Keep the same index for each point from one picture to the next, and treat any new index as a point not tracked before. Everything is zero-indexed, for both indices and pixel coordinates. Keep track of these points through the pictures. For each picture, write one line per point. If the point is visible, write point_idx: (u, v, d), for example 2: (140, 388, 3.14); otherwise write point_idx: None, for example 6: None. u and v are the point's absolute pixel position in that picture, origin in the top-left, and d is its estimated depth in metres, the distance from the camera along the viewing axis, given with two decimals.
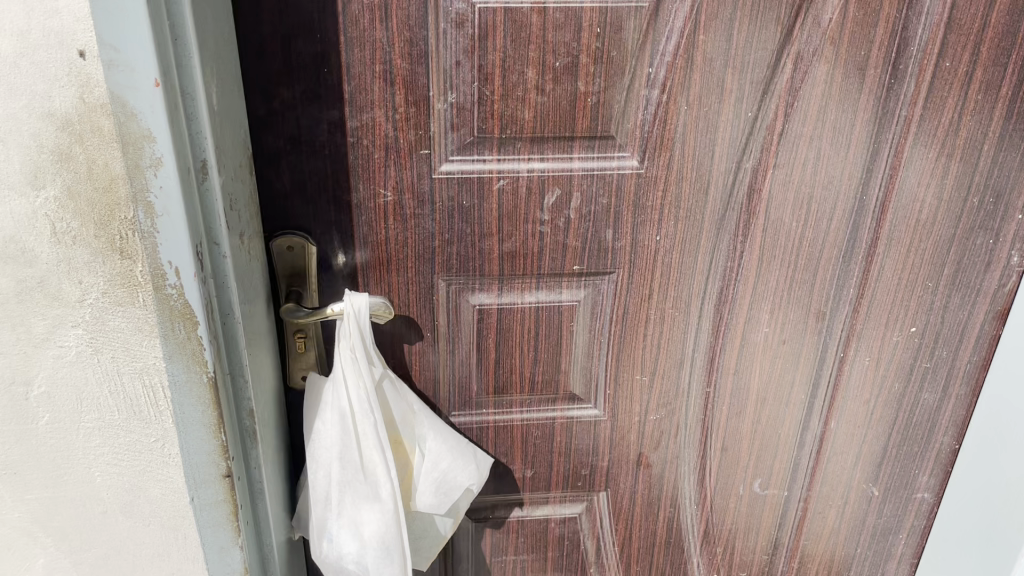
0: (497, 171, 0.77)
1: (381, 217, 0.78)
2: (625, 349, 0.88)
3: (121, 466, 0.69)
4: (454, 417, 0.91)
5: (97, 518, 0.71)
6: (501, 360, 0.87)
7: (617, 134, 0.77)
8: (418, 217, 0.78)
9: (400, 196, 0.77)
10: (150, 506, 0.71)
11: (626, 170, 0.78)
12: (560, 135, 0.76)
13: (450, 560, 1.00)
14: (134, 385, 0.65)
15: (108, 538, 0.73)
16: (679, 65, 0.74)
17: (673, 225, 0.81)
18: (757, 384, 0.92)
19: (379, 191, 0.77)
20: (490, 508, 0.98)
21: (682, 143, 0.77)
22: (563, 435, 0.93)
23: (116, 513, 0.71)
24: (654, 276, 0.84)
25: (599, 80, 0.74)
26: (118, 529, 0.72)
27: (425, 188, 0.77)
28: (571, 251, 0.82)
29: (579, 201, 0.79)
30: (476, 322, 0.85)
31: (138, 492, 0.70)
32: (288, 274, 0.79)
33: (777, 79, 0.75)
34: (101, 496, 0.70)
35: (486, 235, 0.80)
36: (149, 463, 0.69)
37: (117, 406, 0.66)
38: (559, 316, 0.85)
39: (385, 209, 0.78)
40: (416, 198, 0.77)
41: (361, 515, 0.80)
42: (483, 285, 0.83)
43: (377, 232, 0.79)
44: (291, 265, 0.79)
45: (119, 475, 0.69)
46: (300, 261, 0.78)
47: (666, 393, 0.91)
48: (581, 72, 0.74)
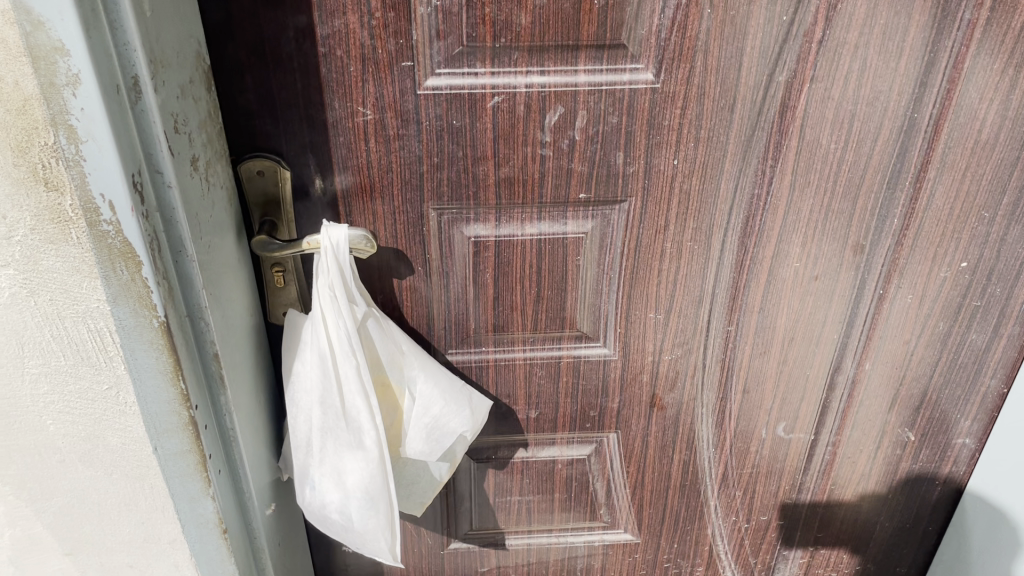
0: (490, 86, 0.68)
1: (361, 139, 0.70)
2: (637, 285, 0.80)
3: (74, 414, 0.63)
4: (451, 355, 0.84)
5: (55, 468, 0.66)
6: (500, 296, 0.80)
7: (629, 42, 0.66)
8: (403, 138, 0.70)
9: (382, 115, 0.68)
10: (112, 455, 0.66)
11: (639, 85, 0.68)
12: (563, 44, 0.66)
13: (451, 499, 0.95)
14: (78, 329, 0.58)
15: (69, 488, 0.67)
16: None
17: (693, 148, 0.71)
18: (785, 323, 0.83)
19: (357, 109, 0.68)
20: (493, 449, 0.92)
21: (704, 54, 0.67)
22: (569, 375, 0.86)
23: (75, 462, 0.66)
24: (670, 205, 0.75)
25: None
26: (80, 479, 0.67)
27: (409, 105, 0.68)
28: (577, 177, 0.73)
29: (585, 120, 0.70)
30: (472, 255, 0.77)
31: (96, 441, 0.65)
32: (261, 199, 0.72)
33: None
34: (58, 445, 0.65)
35: (481, 159, 0.72)
36: (105, 412, 0.63)
37: (63, 352, 0.60)
38: (564, 248, 0.77)
39: (365, 130, 0.69)
40: (400, 117, 0.69)
41: (344, 463, 0.74)
42: (479, 215, 0.75)
43: (358, 156, 0.71)
44: (263, 190, 0.71)
45: (73, 423, 0.64)
46: (273, 186, 0.71)
47: (683, 332, 0.83)
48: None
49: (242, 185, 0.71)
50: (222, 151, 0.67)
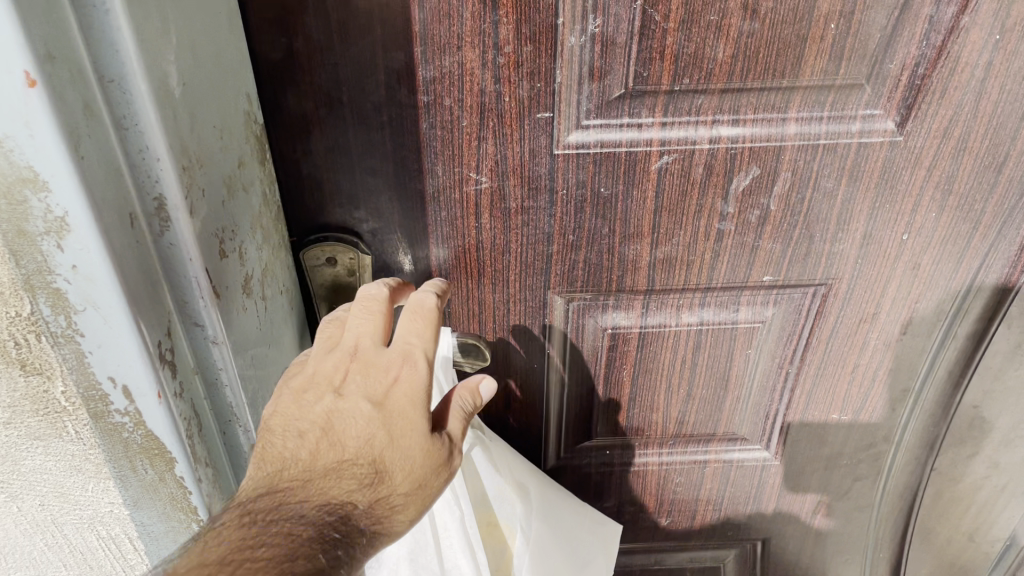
0: (659, 142, 0.47)
1: (471, 214, 0.50)
2: (822, 379, 0.60)
3: None
4: (565, 459, 0.65)
5: None
6: (637, 396, 0.61)
7: (869, 81, 0.45)
8: (529, 211, 0.50)
9: (502, 182, 0.48)
10: None
11: (872, 138, 0.48)
12: (772, 86, 0.45)
13: None
14: (84, 536, 0.40)
15: None
16: None
17: (932, 214, 0.52)
18: (1005, 419, 0.64)
19: (468, 176, 0.48)
20: None
21: (976, 96, 0.46)
22: (715, 481, 0.67)
23: None
24: (885, 290, 0.55)
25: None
26: None
27: (542, 169, 0.48)
28: (763, 257, 0.53)
29: (787, 185, 0.49)
30: (606, 350, 0.58)
31: None
32: (327, 293, 0.52)
33: None
34: None
35: (633, 237, 0.51)
36: None
37: (63, 560, 0.41)
38: (731, 340, 0.58)
39: (477, 201, 0.49)
40: (527, 184, 0.49)
41: None
42: (620, 303, 0.55)
43: (463, 235, 0.50)
44: (331, 282, 0.51)
45: None
46: (347, 276, 0.51)
47: (870, 433, 0.65)
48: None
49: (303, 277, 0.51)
50: (282, 242, 0.47)
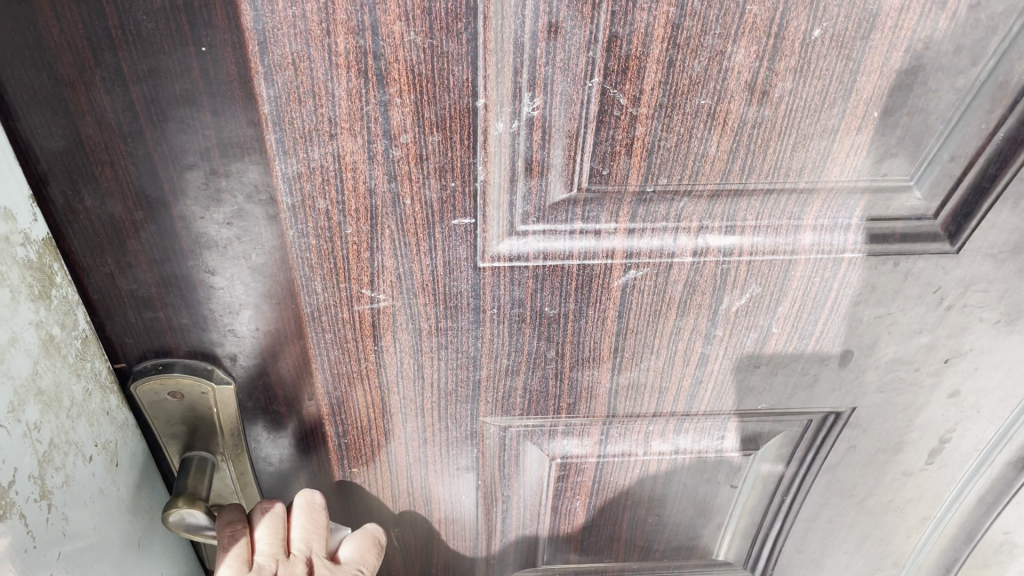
0: (624, 254, 0.34)
1: (366, 336, 0.36)
2: (827, 509, 0.48)
3: None
4: None
5: None
6: (593, 526, 0.48)
7: (919, 180, 0.33)
8: (447, 333, 0.37)
9: (407, 302, 0.35)
10: None
11: (915, 252, 0.35)
12: (783, 188, 0.32)
13: None
14: None
15: None
16: None
17: (986, 339, 0.39)
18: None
19: (359, 294, 0.34)
20: None
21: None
22: None
23: None
24: (914, 421, 0.43)
25: (912, 73, 0.29)
26: None
27: (463, 285, 0.35)
28: (759, 384, 0.40)
29: (796, 305, 0.36)
30: (555, 479, 0.45)
31: None
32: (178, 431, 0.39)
33: None
34: None
35: (588, 362, 0.38)
36: None
37: None
38: (713, 468, 0.45)
39: (376, 322, 0.36)
40: (442, 303, 0.35)
41: None
42: (573, 429, 0.43)
43: (358, 360, 0.37)
44: (181, 419, 0.38)
45: None
46: (199, 408, 0.38)
47: (875, 560, 0.53)
48: (872, 56, 0.28)
49: (141, 417, 0.38)
50: (94, 388, 0.34)
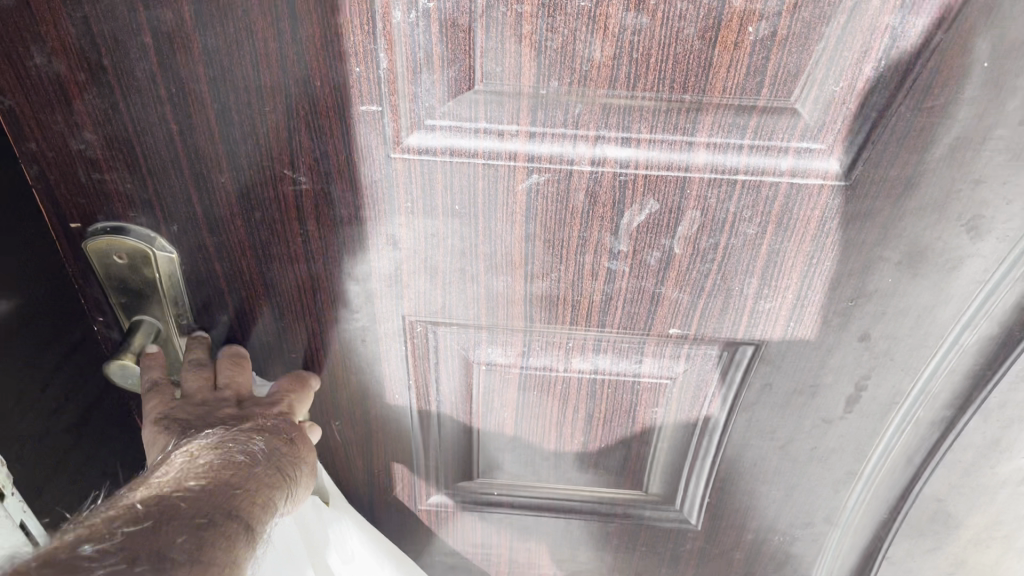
0: (526, 157, 0.36)
1: (292, 218, 0.39)
2: (749, 450, 0.50)
3: None
4: (441, 494, 0.55)
5: None
6: (522, 440, 0.51)
7: (807, 105, 0.34)
8: (367, 223, 0.39)
9: (326, 186, 0.38)
10: None
11: (809, 180, 0.36)
12: (671, 101, 0.34)
13: None
14: None
15: None
16: None
17: (890, 281, 0.40)
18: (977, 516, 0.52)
19: (282, 173, 0.37)
20: None
21: (952, 138, 0.34)
22: (623, 540, 0.57)
23: None
24: (827, 363, 0.44)
25: None
26: None
27: (377, 174, 0.37)
28: (668, 307, 0.42)
29: (696, 225, 0.38)
30: (483, 387, 0.48)
31: None
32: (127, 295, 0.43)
33: None
34: None
35: (501, 266, 0.41)
36: None
37: None
38: (634, 394, 0.47)
39: (300, 205, 0.39)
40: (358, 190, 0.38)
41: None
42: (496, 338, 0.45)
43: (287, 241, 0.40)
44: (132, 280, 0.42)
45: None
46: (145, 275, 0.42)
47: (807, 513, 0.54)
48: None
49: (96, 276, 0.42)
50: None
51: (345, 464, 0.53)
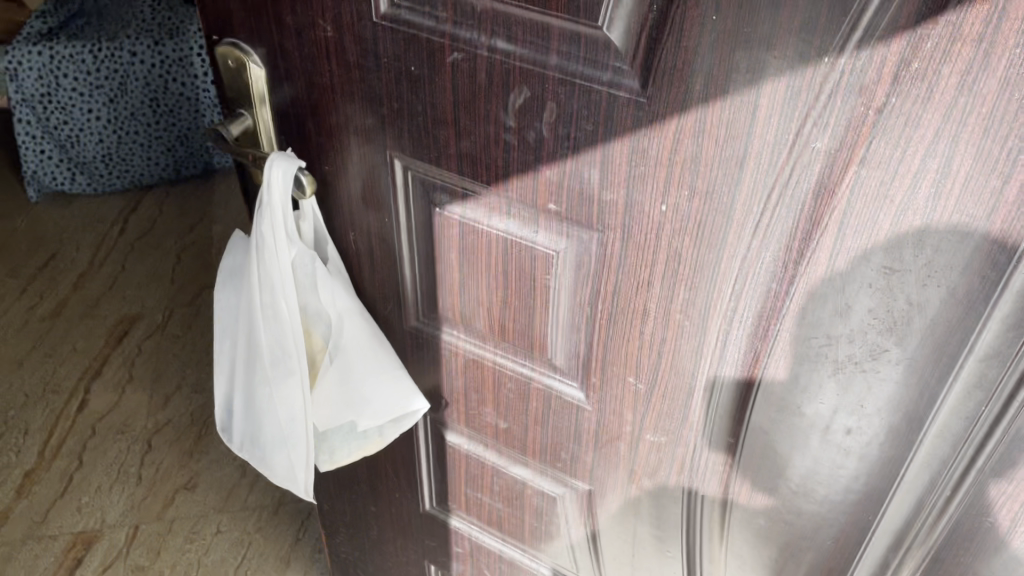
0: (450, 38, 0.59)
1: (325, 54, 0.65)
2: (614, 325, 0.68)
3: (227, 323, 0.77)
4: (420, 324, 0.80)
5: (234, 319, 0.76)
6: (467, 284, 0.73)
7: (614, 35, 0.54)
8: (364, 70, 0.64)
9: (339, 33, 0.63)
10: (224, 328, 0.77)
11: (620, 92, 0.56)
12: (531, 13, 0.56)
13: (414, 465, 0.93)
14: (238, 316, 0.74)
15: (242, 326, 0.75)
16: None
17: (687, 196, 0.58)
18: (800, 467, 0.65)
19: (317, 22, 0.64)
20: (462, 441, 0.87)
21: (695, 70, 0.53)
22: (540, 403, 0.78)
23: (243, 349, 0.76)
24: (656, 259, 0.63)
25: None
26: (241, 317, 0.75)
27: (365, 31, 0.62)
28: (544, 184, 0.63)
29: (554, 114, 0.59)
30: (439, 228, 0.71)
31: (230, 329, 0.76)
32: (236, 91, 0.71)
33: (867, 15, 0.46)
34: (229, 303, 0.76)
35: (442, 121, 0.64)
36: (233, 333, 0.76)
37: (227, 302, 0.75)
38: (533, 257, 0.68)
39: (327, 45, 0.64)
40: (358, 41, 0.63)
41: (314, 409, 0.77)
42: (445, 186, 0.68)
43: (323, 72, 0.66)
44: (240, 86, 0.70)
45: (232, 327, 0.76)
46: (245, 81, 0.69)
47: (666, 414, 0.71)
48: None
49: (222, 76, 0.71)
50: None
51: (367, 275, 0.79)
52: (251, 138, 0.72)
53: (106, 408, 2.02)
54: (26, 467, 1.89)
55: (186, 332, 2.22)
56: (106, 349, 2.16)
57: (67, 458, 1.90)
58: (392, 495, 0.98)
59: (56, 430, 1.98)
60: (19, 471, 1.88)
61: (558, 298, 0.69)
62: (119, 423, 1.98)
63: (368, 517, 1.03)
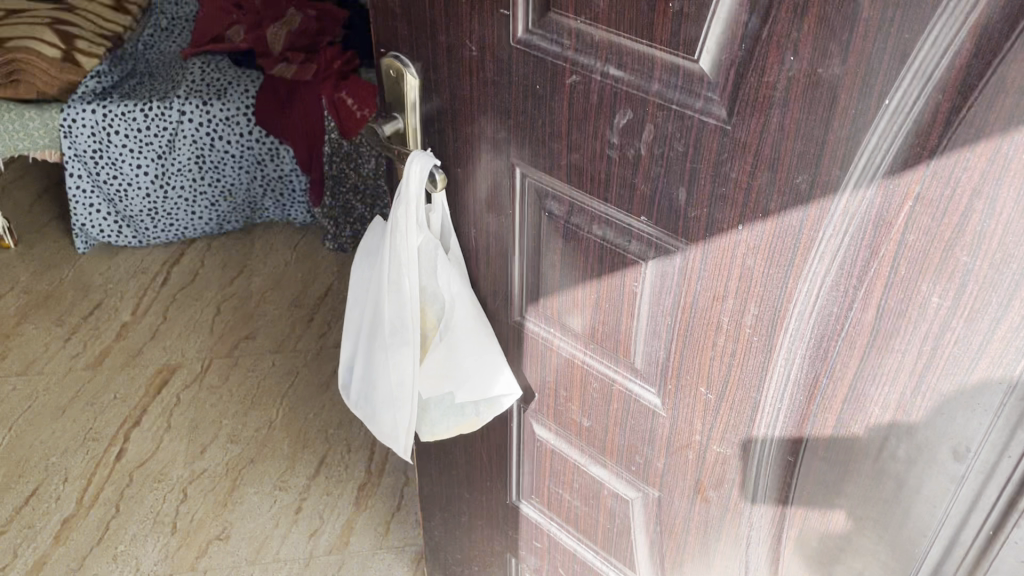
0: (572, 62, 0.75)
1: (472, 74, 0.84)
2: (693, 330, 0.80)
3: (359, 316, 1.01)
4: (523, 315, 0.97)
5: (358, 320, 1.01)
6: (566, 282, 0.89)
7: (710, 71, 0.67)
8: (503, 91, 0.82)
9: (484, 57, 0.82)
10: (358, 320, 1.01)
11: (710, 119, 0.68)
12: (641, 43, 0.70)
13: (510, 462, 1.11)
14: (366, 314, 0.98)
15: (366, 337, 0.99)
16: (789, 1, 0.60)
17: (758, 223, 0.70)
18: (849, 491, 0.73)
19: (467, 40, 0.82)
20: (552, 441, 1.03)
21: (763, 100, 0.65)
22: (621, 403, 0.91)
23: (366, 339, 0.99)
24: (730, 274, 0.74)
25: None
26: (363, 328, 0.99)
27: (504, 54, 0.80)
28: (641, 195, 0.76)
29: (652, 136, 0.73)
30: (549, 226, 0.87)
31: (362, 334, 0.99)
32: (396, 96, 0.91)
33: (909, 68, 0.56)
34: (359, 320, 1.01)
35: (557, 135, 0.80)
36: (364, 331, 0.99)
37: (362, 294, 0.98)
38: (625, 266, 0.82)
39: (473, 64, 0.83)
40: (497, 63, 0.81)
41: (429, 386, 1.00)
42: (557, 195, 0.84)
43: (468, 89, 0.85)
44: (398, 92, 0.91)
45: (359, 319, 1.01)
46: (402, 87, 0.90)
47: (734, 419, 0.82)
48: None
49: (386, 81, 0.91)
50: None
51: (485, 275, 0.98)
52: (402, 135, 0.92)
53: (145, 455, 2.19)
54: (64, 512, 2.05)
55: (223, 383, 2.40)
56: (147, 400, 2.35)
57: (105, 505, 2.06)
58: (486, 483, 1.17)
59: (94, 477, 2.14)
60: (57, 517, 2.03)
61: (643, 308, 0.83)
62: (154, 472, 2.14)
63: (457, 499, 1.24)
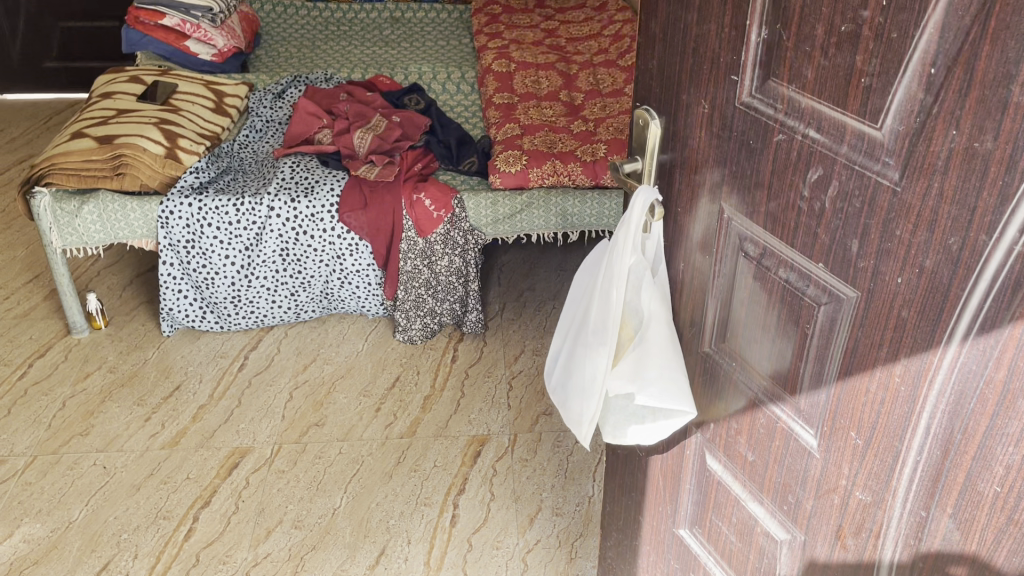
0: (780, 123, 0.89)
1: (702, 128, 1.01)
2: (851, 377, 0.89)
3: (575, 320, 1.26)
4: (713, 345, 1.11)
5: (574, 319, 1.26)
6: (751, 317, 1.02)
7: (886, 137, 0.78)
8: (723, 145, 0.99)
9: (713, 117, 0.99)
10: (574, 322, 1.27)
11: (885, 180, 0.79)
12: (838, 111, 0.82)
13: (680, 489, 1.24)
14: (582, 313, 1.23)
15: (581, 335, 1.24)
16: (955, 81, 0.70)
17: (912, 281, 0.79)
18: (977, 545, 0.79)
19: (702, 100, 1.00)
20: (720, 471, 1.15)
21: (927, 165, 0.75)
22: (782, 440, 1.01)
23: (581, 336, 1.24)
24: (887, 325, 0.83)
25: (873, 75, 0.77)
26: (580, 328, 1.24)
27: (729, 112, 0.96)
28: (821, 245, 0.88)
29: (836, 191, 0.85)
30: (744, 265, 1.00)
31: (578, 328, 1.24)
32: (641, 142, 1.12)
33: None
34: (576, 320, 1.26)
35: (761, 184, 0.94)
36: (577, 329, 1.25)
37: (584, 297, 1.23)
38: (800, 306, 0.93)
39: (705, 118, 1.00)
40: (722, 121, 0.98)
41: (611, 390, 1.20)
42: (753, 238, 0.97)
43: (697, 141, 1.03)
44: (643, 138, 1.11)
45: (575, 321, 1.26)
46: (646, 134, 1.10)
47: (878, 467, 0.89)
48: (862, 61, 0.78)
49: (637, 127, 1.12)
50: None
51: (685, 306, 1.14)
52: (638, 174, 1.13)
53: (212, 535, 2.25)
54: None
55: (291, 468, 2.47)
56: (218, 481, 2.42)
57: None
58: (660, 507, 1.31)
59: (162, 554, 2.20)
60: None
61: (813, 351, 0.93)
62: (220, 554, 2.20)
63: (633, 521, 1.40)
